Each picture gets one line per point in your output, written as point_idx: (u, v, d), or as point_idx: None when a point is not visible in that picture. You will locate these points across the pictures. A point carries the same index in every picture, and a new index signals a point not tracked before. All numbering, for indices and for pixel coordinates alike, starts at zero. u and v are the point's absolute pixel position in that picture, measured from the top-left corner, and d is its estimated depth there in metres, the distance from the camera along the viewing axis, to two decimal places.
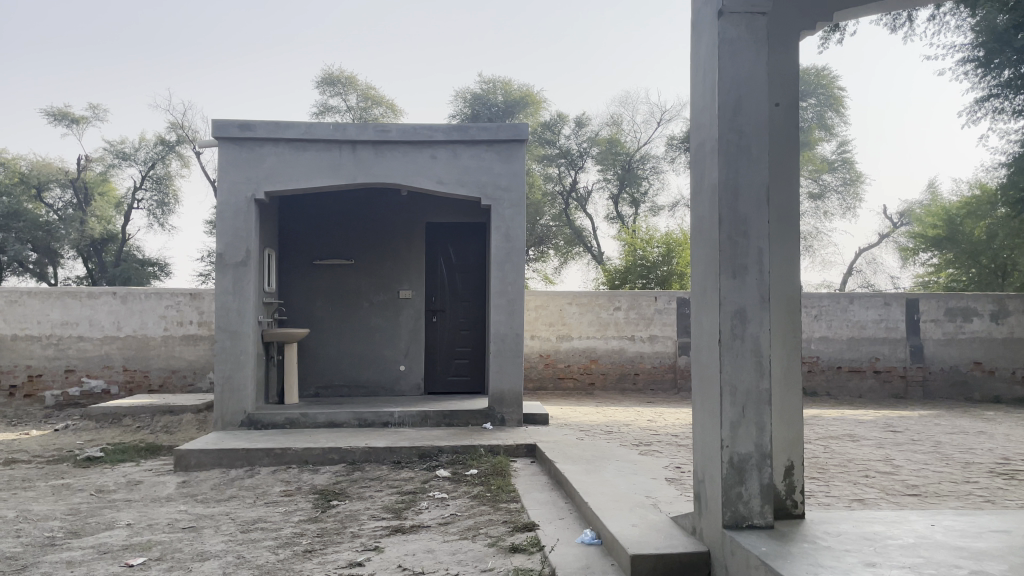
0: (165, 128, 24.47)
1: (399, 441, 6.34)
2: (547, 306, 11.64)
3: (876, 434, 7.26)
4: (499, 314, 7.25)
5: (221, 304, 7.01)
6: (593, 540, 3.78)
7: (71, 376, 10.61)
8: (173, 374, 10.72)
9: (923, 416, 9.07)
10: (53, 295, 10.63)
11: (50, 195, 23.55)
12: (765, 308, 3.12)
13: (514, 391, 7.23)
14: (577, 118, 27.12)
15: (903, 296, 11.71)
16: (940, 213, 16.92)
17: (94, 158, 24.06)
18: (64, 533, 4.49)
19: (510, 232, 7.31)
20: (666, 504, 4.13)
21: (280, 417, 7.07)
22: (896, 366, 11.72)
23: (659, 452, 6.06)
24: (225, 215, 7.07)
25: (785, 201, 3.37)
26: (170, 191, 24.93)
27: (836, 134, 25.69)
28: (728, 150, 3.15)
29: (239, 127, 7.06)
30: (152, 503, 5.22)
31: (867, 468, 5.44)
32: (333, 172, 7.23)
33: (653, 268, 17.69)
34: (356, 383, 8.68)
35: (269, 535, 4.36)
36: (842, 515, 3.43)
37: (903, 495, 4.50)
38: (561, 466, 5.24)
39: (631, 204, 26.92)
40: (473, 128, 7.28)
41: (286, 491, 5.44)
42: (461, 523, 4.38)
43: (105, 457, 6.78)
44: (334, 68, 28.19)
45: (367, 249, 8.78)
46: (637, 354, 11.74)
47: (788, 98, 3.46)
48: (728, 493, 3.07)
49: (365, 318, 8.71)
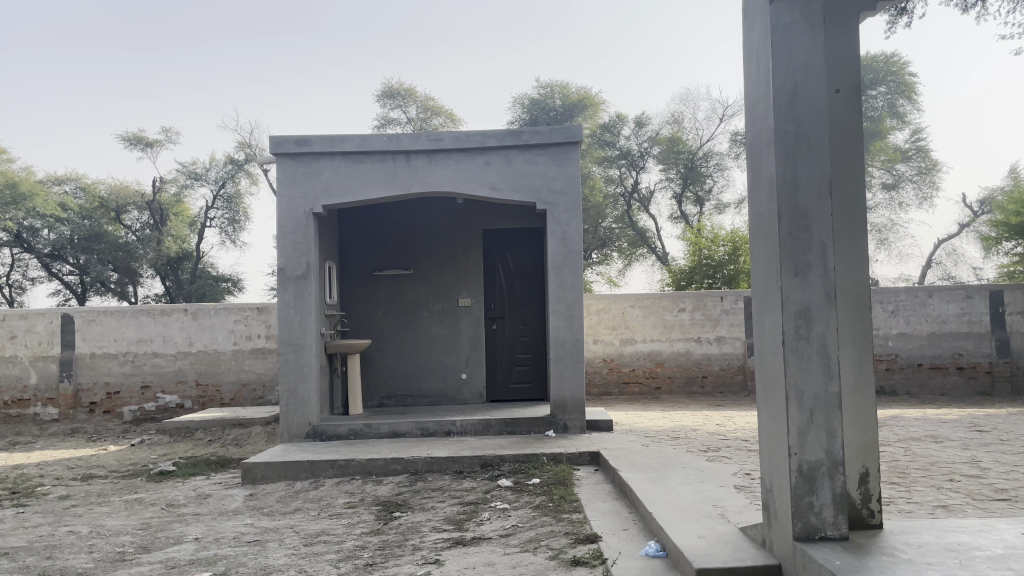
0: (234, 148, 25.24)
1: (461, 451, 6.29)
2: (609, 310, 11.48)
3: (962, 434, 6.87)
4: (558, 319, 7.15)
5: (283, 318, 7.08)
6: (658, 553, 3.64)
7: (147, 392, 10.93)
8: (244, 388, 10.94)
9: (1012, 414, 8.59)
10: (127, 313, 10.97)
11: (128, 217, 24.37)
12: (832, 306, 2.95)
13: (576, 398, 7.12)
14: (636, 118, 26.90)
15: (986, 288, 11.14)
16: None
17: (168, 180, 24.86)
18: (135, 548, 4.57)
19: (566, 236, 7.19)
20: (734, 514, 3.96)
21: (344, 428, 7.11)
22: (981, 362, 11.15)
23: (728, 458, 5.86)
24: (285, 230, 7.16)
25: (849, 192, 3.19)
26: (240, 209, 25.70)
27: (908, 122, 24.68)
28: (786, 140, 2.99)
29: (296, 142, 7.14)
30: (220, 517, 5.29)
31: (951, 471, 5.13)
32: (388, 183, 7.25)
33: (719, 267, 17.31)
34: (419, 393, 8.68)
35: (331, 549, 4.35)
36: (925, 524, 3.20)
37: (992, 500, 4.22)
38: (625, 474, 5.09)
39: (695, 202, 26.51)
40: (526, 132, 7.21)
41: (349, 503, 5.44)
42: (523, 534, 4.29)
43: (177, 471, 6.93)
44: (394, 81, 28.71)
45: (424, 259, 8.79)
46: (705, 356, 11.46)
47: (850, 84, 3.25)
48: (798, 503, 2.91)
49: (425, 328, 8.72)
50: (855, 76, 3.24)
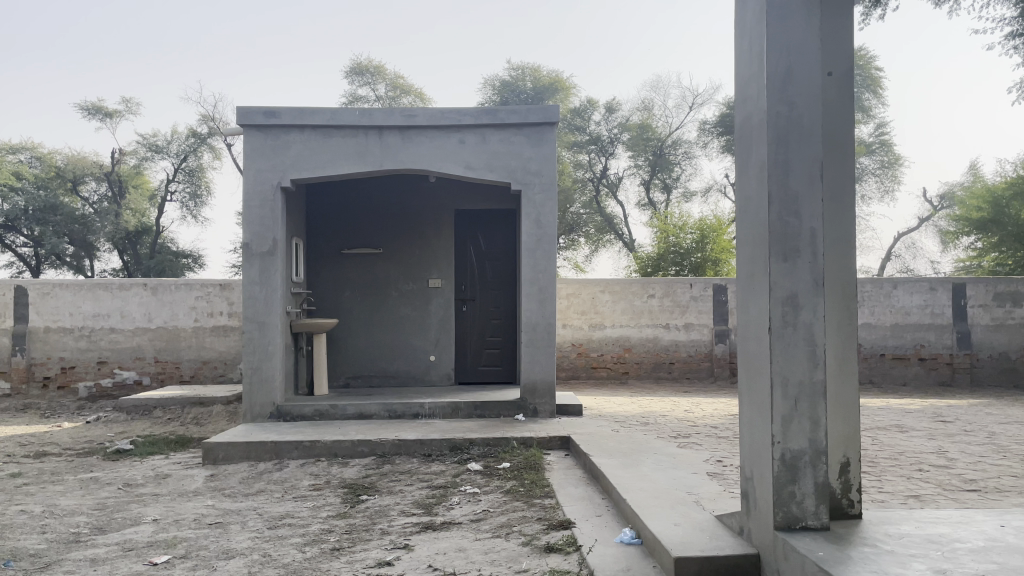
0: (197, 121, 24.56)
1: (429, 434, 6.18)
2: (579, 294, 11.43)
3: (926, 424, 6.94)
4: (530, 302, 7.06)
5: (247, 294, 6.89)
6: (632, 540, 3.59)
7: (103, 368, 10.62)
8: (205, 365, 10.70)
9: (972, 405, 8.74)
10: (84, 286, 10.64)
11: (85, 188, 23.79)
12: (820, 292, 2.89)
13: (546, 381, 7.05)
14: (607, 103, 26.75)
15: (949, 280, 11.29)
16: (984, 195, 16.30)
17: (128, 151, 24.22)
18: (90, 529, 4.39)
19: (541, 218, 7.10)
20: (709, 501, 3.93)
21: (309, 409, 6.96)
22: (942, 354, 11.33)
23: (699, 444, 5.84)
24: (251, 204, 6.95)
25: (840, 178, 3.13)
26: (202, 183, 25.11)
27: (873, 115, 24.89)
28: (777, 122, 2.92)
29: (264, 114, 6.92)
30: (180, 498, 5.13)
31: (919, 461, 5.16)
32: (359, 158, 7.08)
33: (687, 254, 17.41)
34: (386, 374, 8.55)
35: (296, 532, 4.23)
36: (902, 515, 3.19)
37: (962, 490, 4.23)
38: (597, 459, 5.03)
39: (663, 190, 26.60)
40: (502, 111, 7.07)
41: (315, 485, 5.31)
42: (494, 519, 4.21)
43: (135, 450, 6.73)
44: (362, 58, 28.16)
45: (394, 238, 8.64)
46: (672, 342, 11.48)
47: (842, 66, 3.19)
48: (780, 492, 2.86)
49: (394, 308, 8.58)
50: (848, 57, 3.18)
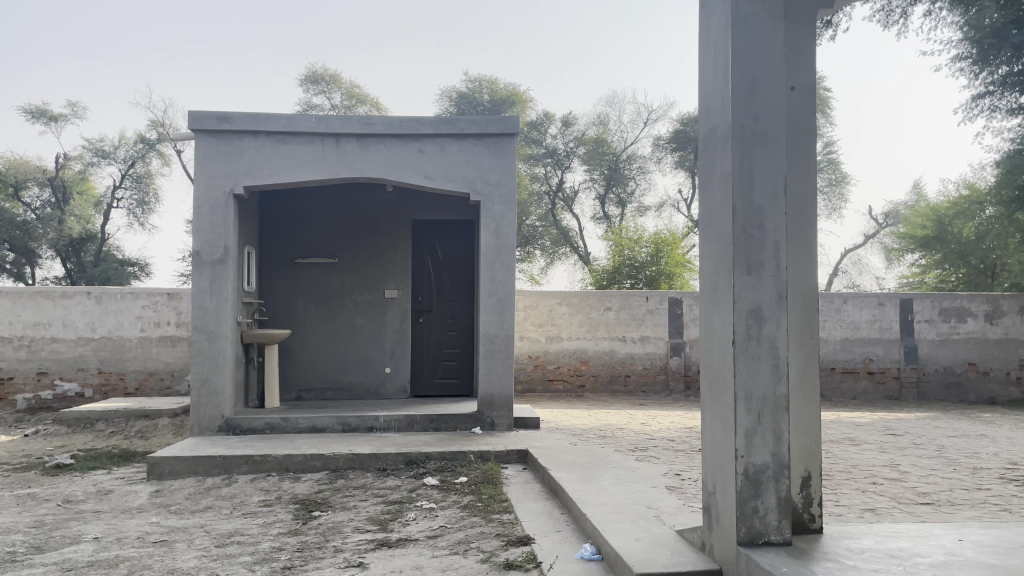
0: (146, 126, 24.09)
1: (384, 448, 6.07)
2: (536, 306, 11.39)
3: (877, 437, 7.05)
4: (489, 313, 7.00)
5: (197, 304, 6.70)
6: (594, 555, 3.53)
7: (44, 379, 10.24)
8: (151, 377, 10.40)
9: (920, 419, 8.91)
10: (25, 295, 10.24)
11: (27, 194, 23.01)
12: (783, 305, 2.89)
13: (504, 395, 6.98)
14: (564, 117, 26.86)
15: (897, 296, 11.54)
16: (927, 213, 16.73)
17: (73, 156, 23.57)
18: (26, 548, 4.18)
19: (500, 230, 7.05)
20: (669, 516, 3.89)
21: (259, 422, 6.78)
22: (890, 368, 11.57)
23: (656, 458, 5.82)
24: (202, 211, 6.76)
25: (802, 191, 3.14)
26: (150, 190, 24.52)
27: (822, 134, 25.37)
28: (742, 135, 2.91)
29: (217, 118, 6.76)
30: (122, 514, 4.93)
31: (873, 474, 5.21)
32: (315, 166, 6.95)
33: (641, 268, 17.55)
34: (340, 387, 8.39)
35: (245, 551, 4.08)
36: (863, 529, 3.18)
37: (916, 504, 4.28)
38: (555, 473, 4.98)
39: (618, 204, 26.80)
40: (462, 121, 7.02)
41: (265, 501, 5.15)
42: (451, 536, 4.12)
43: (76, 464, 6.47)
44: (318, 67, 27.89)
45: (350, 248, 8.50)
46: (628, 355, 11.52)
47: (805, 80, 3.20)
48: (743, 507, 2.84)
49: (348, 319, 8.43)
50: (811, 72, 3.19)
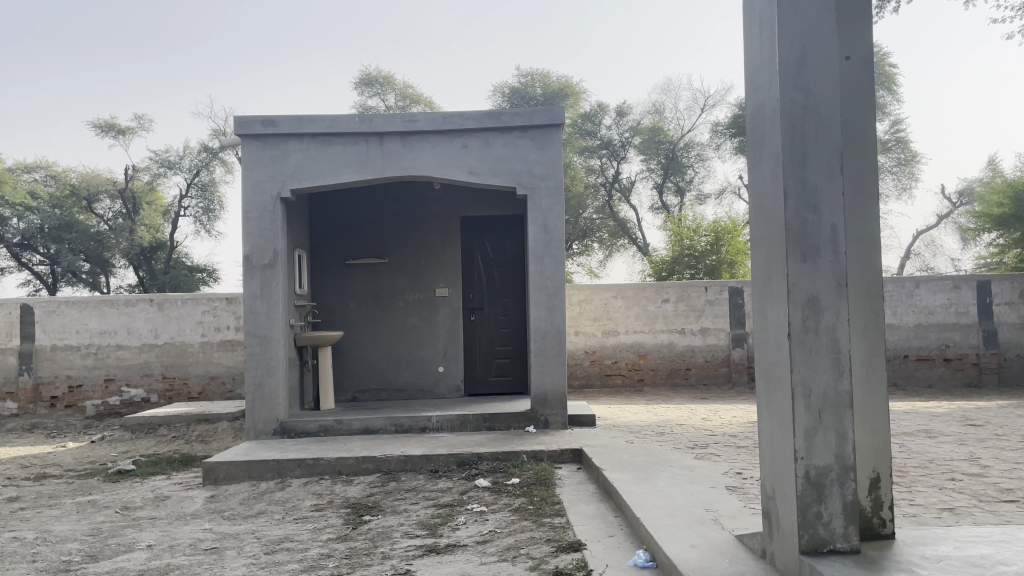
0: (208, 136, 24.59)
1: (437, 448, 5.98)
2: (591, 300, 11.20)
3: (955, 429, 6.65)
4: (539, 310, 6.84)
5: (248, 308, 6.72)
6: (647, 563, 3.35)
7: (111, 386, 10.51)
8: (212, 381, 10.56)
9: (1002, 407, 8.41)
10: (91, 303, 10.51)
11: (100, 206, 23.76)
12: (843, 294, 2.66)
13: (557, 392, 6.82)
14: (618, 107, 26.48)
15: (973, 278, 10.97)
16: (1005, 189, 15.82)
17: (141, 168, 24.22)
18: (82, 557, 4.21)
19: (548, 223, 6.88)
20: (728, 519, 3.68)
21: (314, 425, 6.78)
22: (968, 354, 10.99)
23: (717, 455, 5.58)
24: (250, 215, 6.77)
25: (861, 168, 2.90)
26: (214, 198, 25.14)
27: (888, 113, 24.32)
28: (792, 111, 2.69)
29: (262, 122, 6.76)
30: (177, 521, 4.94)
31: (951, 469, 4.87)
32: (360, 166, 6.90)
33: (701, 257, 17.19)
34: (394, 387, 8.35)
35: (294, 558, 4.01)
36: (939, 532, 2.93)
37: (999, 501, 3.96)
38: (610, 474, 4.80)
39: (676, 193, 26.37)
40: (506, 114, 6.87)
41: (317, 505, 5.11)
42: (501, 541, 3.98)
43: (137, 470, 6.56)
44: (372, 68, 28.39)
45: (399, 247, 8.45)
46: (688, 347, 11.22)
47: (861, 50, 2.94)
48: (805, 513, 2.63)
49: (400, 318, 8.39)
50: (866, 40, 2.93)
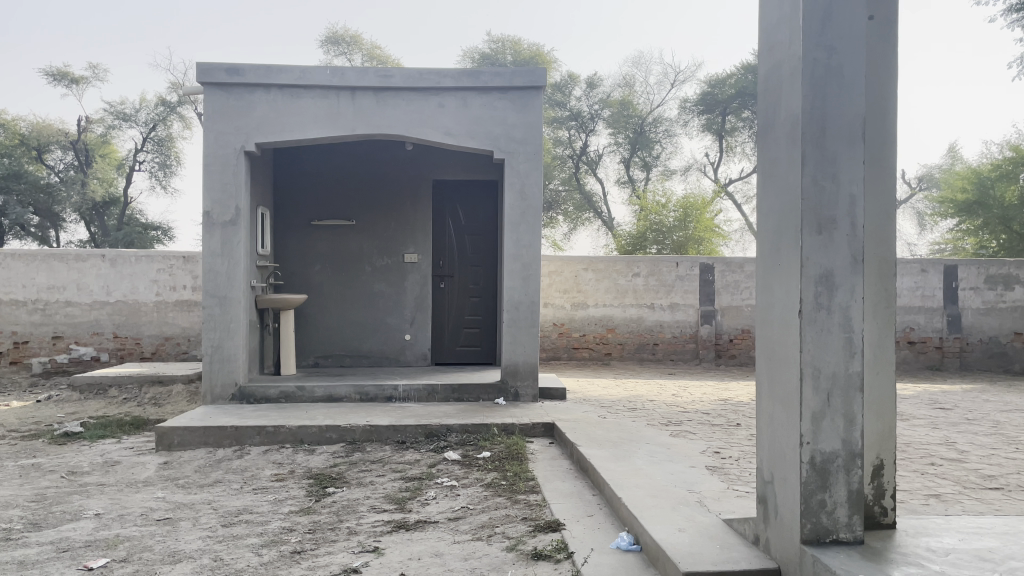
0: (166, 89, 23.80)
1: (404, 419, 5.76)
2: (562, 272, 11.01)
3: (927, 412, 6.64)
4: (513, 279, 6.63)
5: (207, 268, 6.40)
6: (631, 546, 3.20)
7: (59, 343, 10.07)
8: (167, 341, 10.20)
9: (967, 390, 8.47)
10: (39, 257, 10.03)
11: (51, 157, 22.79)
12: (858, 269, 2.50)
13: (529, 363, 6.65)
14: (588, 79, 26.19)
15: (941, 263, 11.03)
16: (970, 176, 15.97)
17: (94, 119, 23.33)
18: (23, 525, 3.92)
19: (525, 190, 6.66)
20: (714, 501, 3.55)
21: (274, 391, 6.50)
22: (931, 337, 11.10)
23: (692, 433, 5.46)
24: (212, 169, 6.42)
25: (879, 139, 2.72)
26: (171, 153, 24.42)
27: None
28: (814, 70, 2.49)
29: (226, 70, 6.39)
30: (127, 488, 4.67)
31: (931, 454, 4.80)
32: (330, 122, 6.57)
33: (668, 232, 17.13)
34: (358, 354, 8.11)
35: (254, 531, 3.77)
36: (939, 522, 2.81)
37: (983, 488, 3.89)
38: (586, 450, 4.65)
39: (642, 168, 26.24)
40: (485, 74, 6.60)
41: (278, 475, 4.88)
42: (474, 519, 3.80)
43: (85, 432, 6.24)
44: (339, 27, 27.63)
45: (368, 210, 8.15)
46: (657, 323, 11.14)
47: (885, 12, 2.76)
48: (809, 500, 2.47)
49: (367, 284, 8.12)
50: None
